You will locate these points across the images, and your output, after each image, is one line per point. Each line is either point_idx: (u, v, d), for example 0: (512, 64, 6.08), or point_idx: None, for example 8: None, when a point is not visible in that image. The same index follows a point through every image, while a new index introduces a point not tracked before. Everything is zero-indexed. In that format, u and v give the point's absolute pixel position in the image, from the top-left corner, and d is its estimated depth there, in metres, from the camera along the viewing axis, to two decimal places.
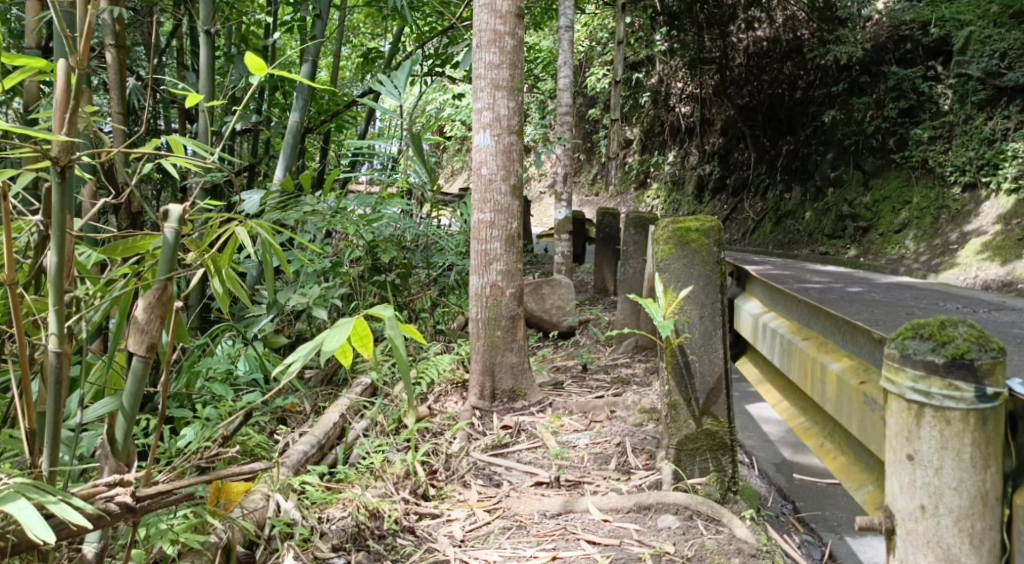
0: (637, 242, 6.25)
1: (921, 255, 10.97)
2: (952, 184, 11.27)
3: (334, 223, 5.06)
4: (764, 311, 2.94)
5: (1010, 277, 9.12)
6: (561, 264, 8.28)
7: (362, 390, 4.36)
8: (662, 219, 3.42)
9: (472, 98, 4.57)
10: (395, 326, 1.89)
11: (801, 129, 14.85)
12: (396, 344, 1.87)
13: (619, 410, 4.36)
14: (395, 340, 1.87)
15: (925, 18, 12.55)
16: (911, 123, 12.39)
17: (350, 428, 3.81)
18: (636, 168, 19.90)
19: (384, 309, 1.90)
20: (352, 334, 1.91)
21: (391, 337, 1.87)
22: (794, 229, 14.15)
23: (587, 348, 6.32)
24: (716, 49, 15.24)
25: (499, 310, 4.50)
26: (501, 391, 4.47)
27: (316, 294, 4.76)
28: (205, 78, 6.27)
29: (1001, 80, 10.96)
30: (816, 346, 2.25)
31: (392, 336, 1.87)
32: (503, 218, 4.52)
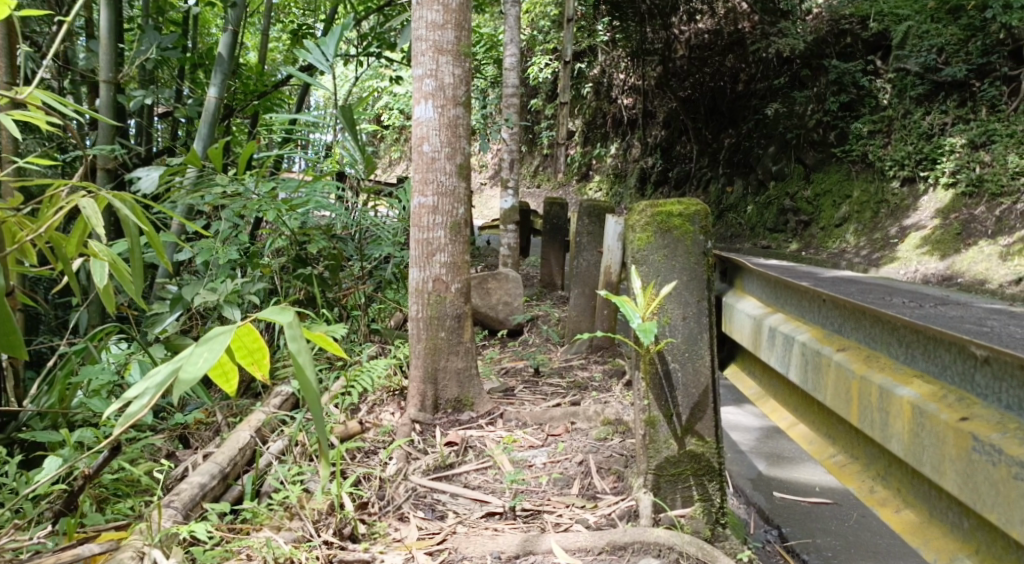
0: (592, 233, 5.73)
1: (862, 249, 10.81)
2: (891, 178, 11.15)
3: (249, 206, 4.37)
4: (766, 312, 2.45)
5: (950, 272, 9.11)
6: (506, 257, 7.73)
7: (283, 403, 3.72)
8: (638, 202, 2.95)
9: (411, 63, 3.96)
10: (301, 337, 1.39)
11: (743, 123, 14.55)
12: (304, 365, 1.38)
13: (580, 422, 3.85)
14: (300, 358, 1.39)
15: (864, 13, 12.50)
16: (850, 117, 12.28)
17: (263, 451, 3.18)
18: (578, 160, 19.44)
19: (281, 315, 1.38)
20: (233, 347, 1.37)
21: (296, 361, 1.37)
22: (736, 223, 13.83)
23: (537, 348, 5.81)
24: (658, 41, 14.84)
25: (442, 308, 3.93)
26: (445, 401, 3.90)
27: (228, 290, 4.08)
28: (105, 45, 5.57)
29: (939, 76, 10.93)
30: (858, 357, 1.77)
31: (297, 355, 1.38)
32: (448, 202, 3.95)
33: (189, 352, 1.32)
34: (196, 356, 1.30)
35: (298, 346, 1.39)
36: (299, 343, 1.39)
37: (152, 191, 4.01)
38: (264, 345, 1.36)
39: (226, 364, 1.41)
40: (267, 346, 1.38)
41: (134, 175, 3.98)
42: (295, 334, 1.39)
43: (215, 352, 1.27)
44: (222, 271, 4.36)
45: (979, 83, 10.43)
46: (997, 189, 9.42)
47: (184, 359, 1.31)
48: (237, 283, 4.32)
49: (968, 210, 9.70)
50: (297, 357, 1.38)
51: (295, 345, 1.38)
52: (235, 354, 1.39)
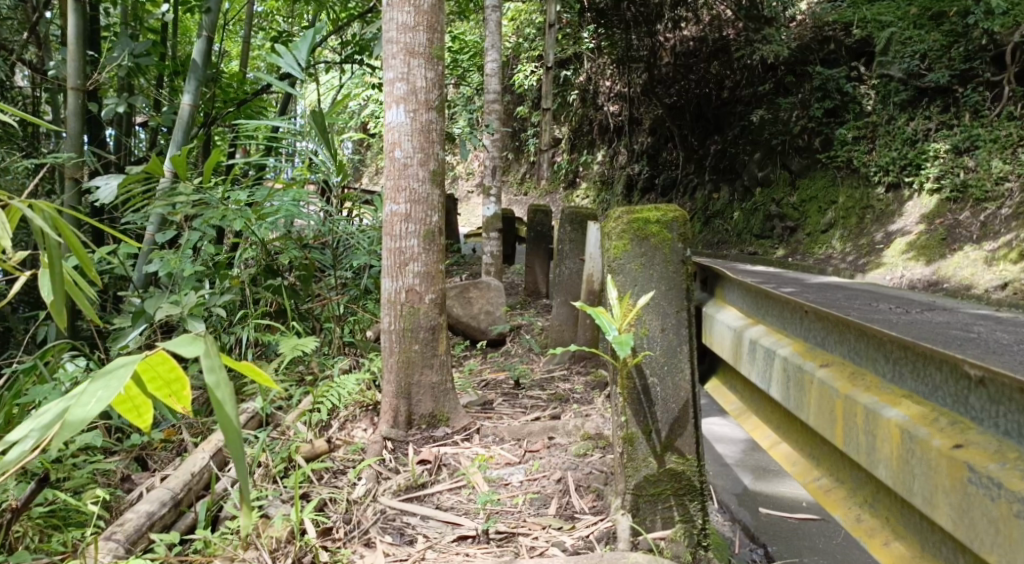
0: (574, 240, 5.60)
1: (848, 255, 10.75)
2: (875, 184, 11.10)
3: (214, 216, 4.19)
4: (747, 324, 2.32)
5: (936, 277, 9.05)
6: (489, 266, 7.59)
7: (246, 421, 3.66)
8: (614, 209, 2.82)
9: (382, 66, 3.83)
10: (219, 368, 1.16)
11: (728, 129, 14.50)
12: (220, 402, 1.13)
13: (559, 437, 3.71)
14: (217, 394, 1.15)
15: (847, 19, 12.48)
16: (835, 123, 12.24)
17: (220, 475, 3.06)
18: (564, 167, 19.34)
19: (197, 344, 1.20)
20: (142, 379, 1.26)
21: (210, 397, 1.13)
22: (722, 229, 13.75)
23: (519, 358, 5.67)
24: (643, 48, 14.74)
25: (415, 319, 3.78)
26: (419, 417, 3.75)
27: (192, 302, 3.93)
28: (73, 54, 5.34)
29: (922, 81, 10.91)
30: (841, 374, 1.65)
31: (213, 391, 1.14)
32: (421, 210, 3.81)
33: (83, 388, 1.18)
34: (90, 393, 1.16)
35: (217, 380, 1.16)
36: (218, 375, 1.16)
37: (111, 202, 3.85)
38: (182, 375, 1.25)
39: (136, 396, 1.29)
40: (186, 377, 1.27)
41: (92, 185, 3.82)
42: (212, 365, 1.16)
43: (111, 391, 1.15)
44: (187, 283, 4.20)
45: (963, 89, 10.40)
46: (981, 195, 9.37)
47: (78, 394, 1.18)
48: (203, 295, 4.17)
49: (953, 216, 9.65)
50: (214, 394, 1.15)
51: (212, 378, 1.15)
52: (145, 385, 1.28)
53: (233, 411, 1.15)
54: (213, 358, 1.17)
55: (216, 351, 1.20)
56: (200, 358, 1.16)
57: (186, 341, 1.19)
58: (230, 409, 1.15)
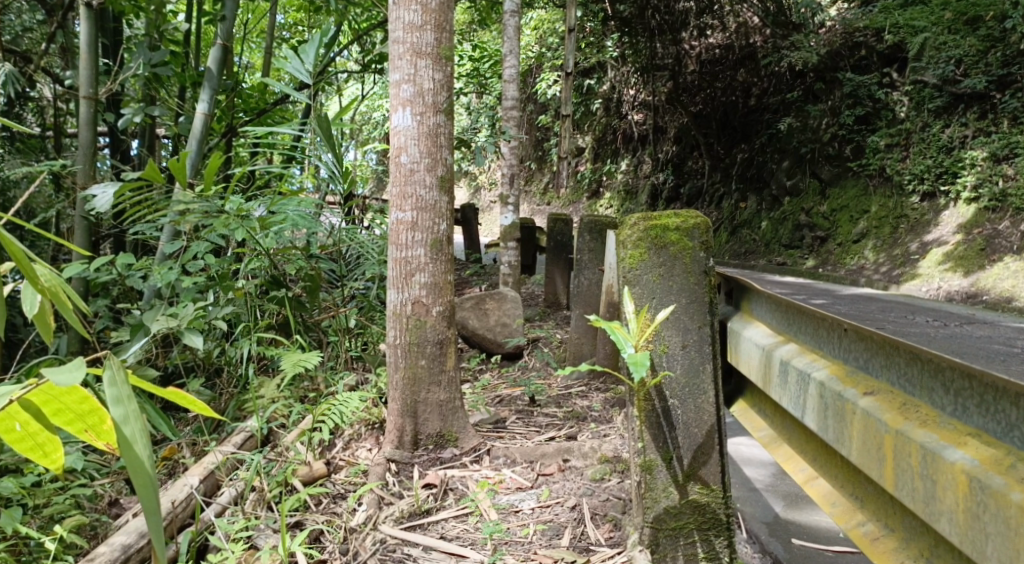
0: (593, 250, 5.36)
1: (881, 265, 10.38)
2: (909, 193, 10.73)
3: (215, 224, 4.00)
4: (777, 343, 2.07)
5: (973, 289, 8.68)
6: (507, 276, 7.36)
7: (243, 441, 3.50)
8: (629, 214, 2.60)
9: (389, 68, 3.64)
10: (126, 399, 1.17)
11: (756, 137, 14.15)
12: (131, 437, 1.14)
13: (575, 459, 3.48)
14: (126, 430, 1.15)
15: (879, 25, 12.13)
16: (867, 130, 11.86)
17: (203, 507, 2.89)
18: (589, 177, 19.05)
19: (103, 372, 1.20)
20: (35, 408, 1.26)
21: (122, 433, 1.14)
22: (749, 239, 13.44)
23: (536, 373, 5.44)
24: (668, 57, 14.35)
25: (423, 333, 3.58)
26: (426, 437, 3.54)
27: (191, 314, 3.78)
28: (85, 62, 5.11)
29: (958, 87, 10.53)
30: (890, 404, 1.42)
31: (124, 427, 1.15)
32: (428, 217, 3.60)
33: None
34: None
35: (125, 413, 1.16)
36: (125, 407, 1.17)
37: (106, 211, 3.71)
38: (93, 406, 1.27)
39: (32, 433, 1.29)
40: (99, 409, 1.28)
41: (87, 194, 3.68)
42: (118, 396, 1.17)
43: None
44: (188, 295, 4.04)
45: (1001, 95, 10.02)
46: (1021, 203, 8.99)
47: None
48: (204, 307, 4.01)
49: (993, 225, 9.27)
50: (124, 429, 1.15)
51: (120, 411, 1.16)
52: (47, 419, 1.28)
53: (143, 447, 1.15)
54: (120, 389, 1.18)
55: (123, 379, 1.20)
56: (106, 390, 1.17)
57: (74, 371, 1.19)
58: (141, 445, 1.15)
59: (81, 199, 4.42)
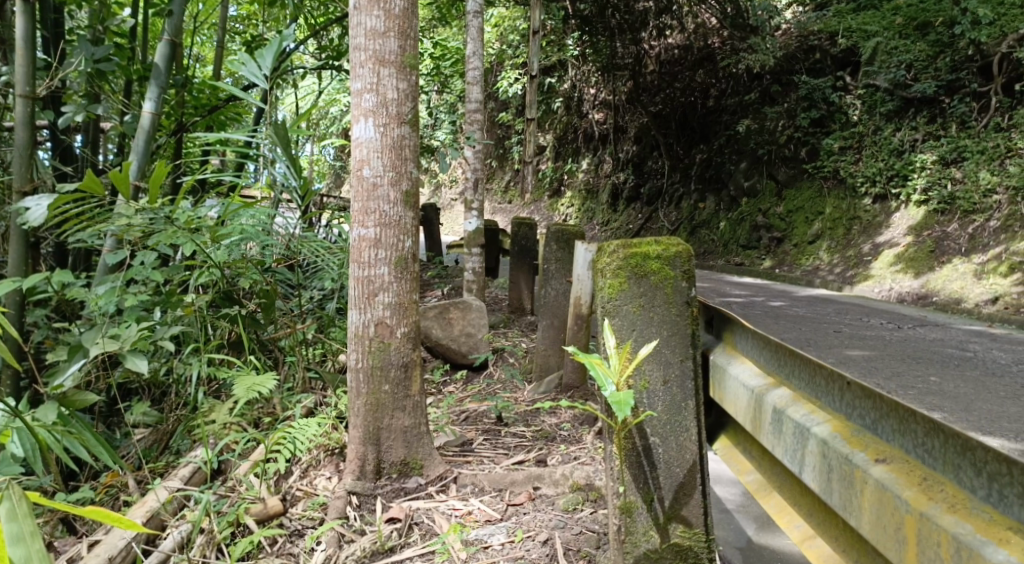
0: (560, 260, 5.22)
1: (835, 267, 10.48)
2: (862, 195, 10.85)
3: (162, 238, 3.75)
4: (766, 385, 1.95)
5: (924, 290, 8.80)
6: (471, 282, 7.18)
7: (192, 475, 3.30)
8: (608, 241, 2.48)
9: (349, 77, 3.45)
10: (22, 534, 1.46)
11: (714, 138, 14.19)
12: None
13: (544, 487, 3.35)
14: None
15: (832, 28, 12.24)
16: (822, 133, 11.95)
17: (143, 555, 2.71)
18: (549, 175, 18.94)
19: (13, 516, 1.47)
20: None
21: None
22: (709, 240, 13.49)
23: (501, 385, 5.29)
24: (629, 56, 14.51)
25: (386, 356, 3.40)
26: (389, 465, 3.37)
27: (134, 336, 3.54)
28: (20, 56, 4.45)
29: (909, 92, 10.67)
30: (908, 477, 1.36)
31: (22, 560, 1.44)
32: (392, 234, 3.43)
33: None
34: None
35: (26, 552, 1.45)
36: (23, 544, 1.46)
37: (39, 224, 3.46)
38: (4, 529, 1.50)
39: None
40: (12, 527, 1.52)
41: (20, 206, 3.42)
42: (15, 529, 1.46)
43: None
44: (132, 315, 3.78)
45: (949, 100, 10.18)
46: (969, 207, 9.13)
47: None
48: (149, 327, 3.77)
49: (941, 227, 9.40)
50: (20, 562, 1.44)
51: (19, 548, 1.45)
52: None
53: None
54: (20, 523, 1.46)
55: (23, 512, 1.49)
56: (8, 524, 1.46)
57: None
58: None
59: (16, 211, 4.05)
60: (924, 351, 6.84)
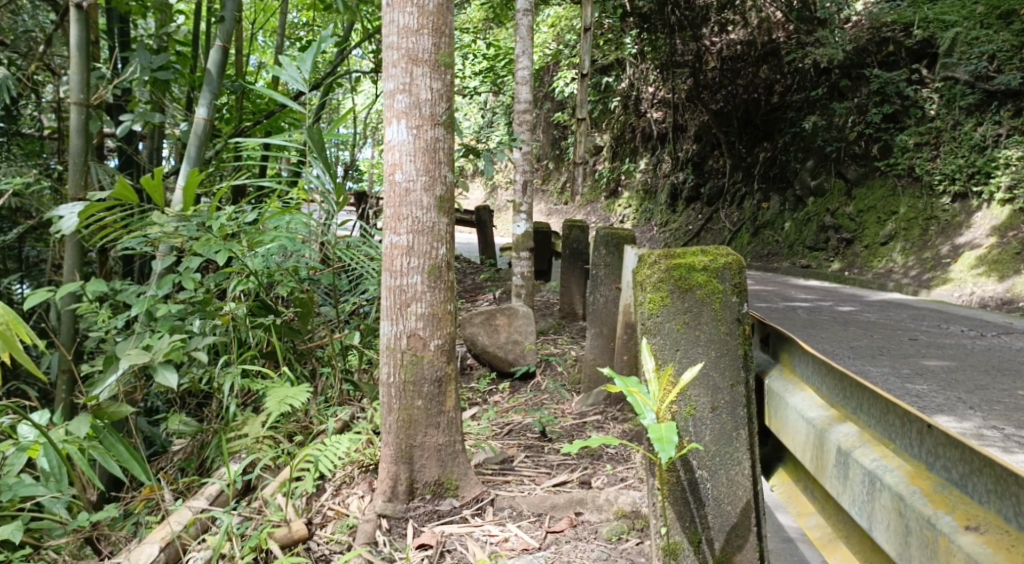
0: (610, 265, 4.96)
1: (910, 269, 9.91)
2: (940, 194, 10.22)
3: (196, 246, 3.64)
4: (830, 420, 1.67)
5: (1009, 295, 8.21)
6: (520, 286, 6.95)
7: (215, 497, 3.21)
8: (648, 250, 2.23)
9: (382, 77, 3.29)
10: None
11: (779, 136, 13.65)
12: None
13: (588, 512, 3.13)
14: None
15: (907, 19, 11.61)
16: (895, 129, 11.34)
17: None
18: (606, 176, 18.58)
19: None
20: None
21: None
22: (772, 241, 13.00)
23: (548, 395, 5.07)
24: (688, 53, 14.11)
25: (420, 370, 3.22)
26: (422, 485, 3.20)
27: (166, 347, 3.42)
28: (74, 64, 4.19)
29: (992, 84, 10.01)
30: (1008, 554, 1.11)
31: None
32: (425, 241, 3.25)
33: None
34: None
35: None
36: None
37: (72, 234, 3.39)
38: None
39: None
40: None
41: (54, 215, 3.37)
42: None
43: None
44: (165, 325, 3.69)
45: None
46: None
47: None
48: (184, 337, 3.69)
49: None
50: None
51: None
52: None
53: None
54: None
55: None
56: None
57: None
58: None
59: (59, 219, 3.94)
60: (1009, 362, 6.33)
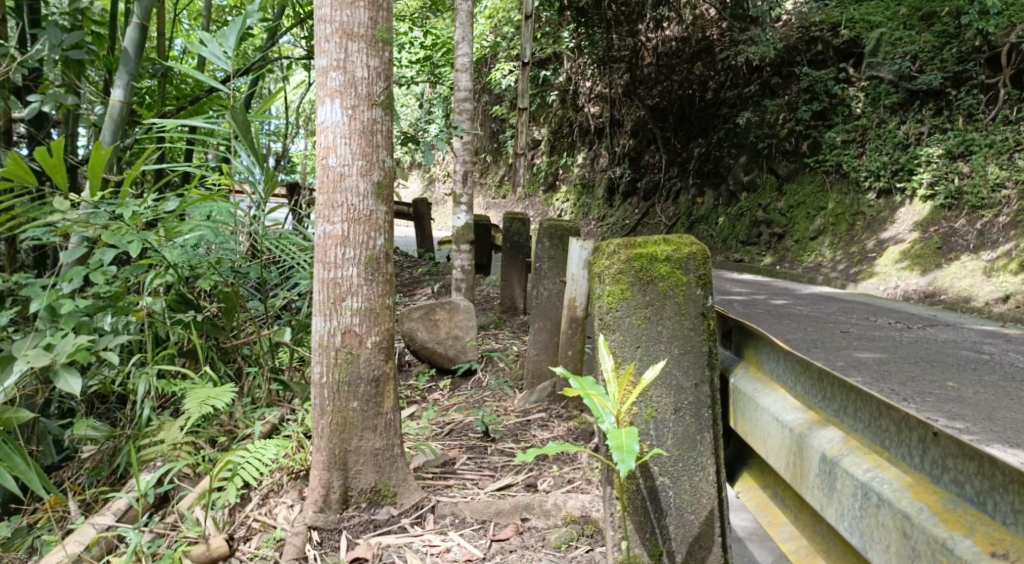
0: (553, 258, 4.79)
1: (838, 263, 10.08)
2: (866, 190, 10.42)
3: (104, 235, 3.29)
4: (810, 424, 1.53)
5: (932, 288, 8.41)
6: (459, 281, 6.73)
7: (123, 513, 2.93)
8: (606, 239, 2.10)
9: (314, 53, 3.03)
10: None
11: (713, 132, 13.76)
12: None
13: (534, 518, 2.95)
14: None
15: (835, 19, 11.78)
16: (824, 126, 11.53)
17: None
18: (544, 170, 18.46)
19: None
20: None
21: None
22: (707, 235, 13.11)
23: (488, 392, 4.88)
24: (625, 48, 14.12)
25: (355, 370, 3.00)
26: (357, 494, 2.98)
27: (69, 347, 3.09)
28: None
29: (914, 84, 10.25)
30: None
31: None
32: (362, 230, 3.02)
33: None
34: None
35: None
36: None
37: None
38: None
39: None
40: None
41: None
42: None
43: None
44: (71, 321, 3.35)
45: (956, 92, 9.73)
46: (977, 202, 8.73)
47: None
48: (91, 336, 3.35)
49: (948, 223, 8.99)
50: None
51: None
52: None
53: None
54: None
55: None
56: None
57: None
58: None
59: None
60: (938, 353, 6.44)
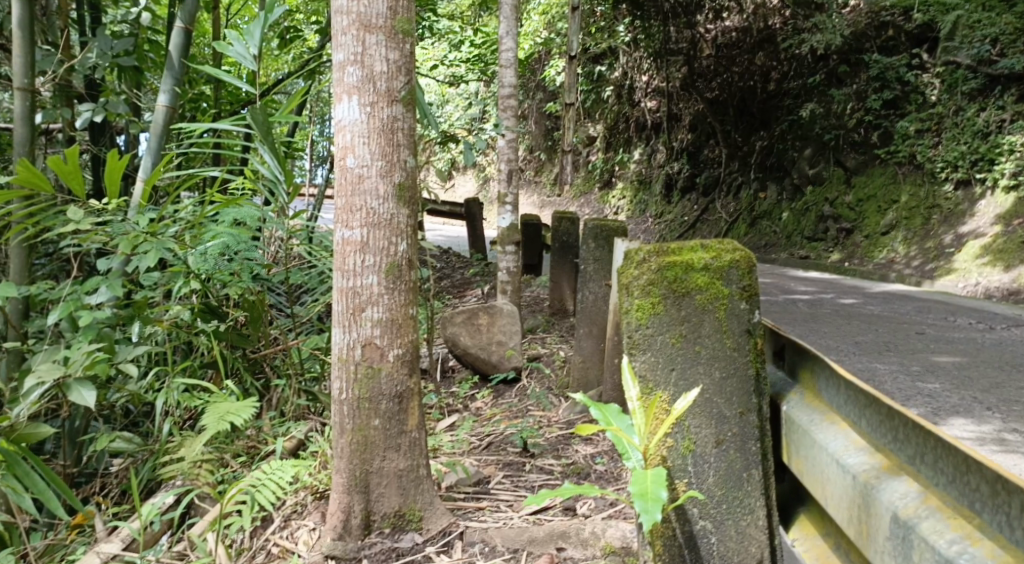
0: (599, 259, 4.53)
1: (912, 260, 9.49)
2: (942, 181, 9.80)
3: (122, 244, 3.19)
4: (877, 472, 1.25)
5: (1016, 285, 7.80)
6: (505, 283, 6.48)
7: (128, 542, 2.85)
8: (633, 245, 1.84)
9: (331, 47, 2.84)
10: None
11: (775, 124, 13.09)
12: None
13: (570, 547, 2.69)
14: None
15: (907, 2, 11.11)
16: (895, 115, 10.90)
17: None
18: (600, 166, 18.07)
19: None
20: None
21: None
22: (770, 231, 12.57)
23: (531, 400, 4.64)
24: (683, 41, 13.66)
25: (376, 385, 2.79)
26: (381, 518, 2.79)
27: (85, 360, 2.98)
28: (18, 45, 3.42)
29: (994, 68, 9.58)
30: None
31: None
32: (383, 235, 2.81)
33: None
34: None
35: None
36: None
37: None
38: None
39: None
40: None
41: None
42: None
43: None
44: (90, 334, 3.26)
45: None
46: None
47: None
48: (111, 348, 3.25)
49: None
50: None
51: None
52: None
53: None
54: None
55: None
56: None
57: None
58: None
59: None
60: None
